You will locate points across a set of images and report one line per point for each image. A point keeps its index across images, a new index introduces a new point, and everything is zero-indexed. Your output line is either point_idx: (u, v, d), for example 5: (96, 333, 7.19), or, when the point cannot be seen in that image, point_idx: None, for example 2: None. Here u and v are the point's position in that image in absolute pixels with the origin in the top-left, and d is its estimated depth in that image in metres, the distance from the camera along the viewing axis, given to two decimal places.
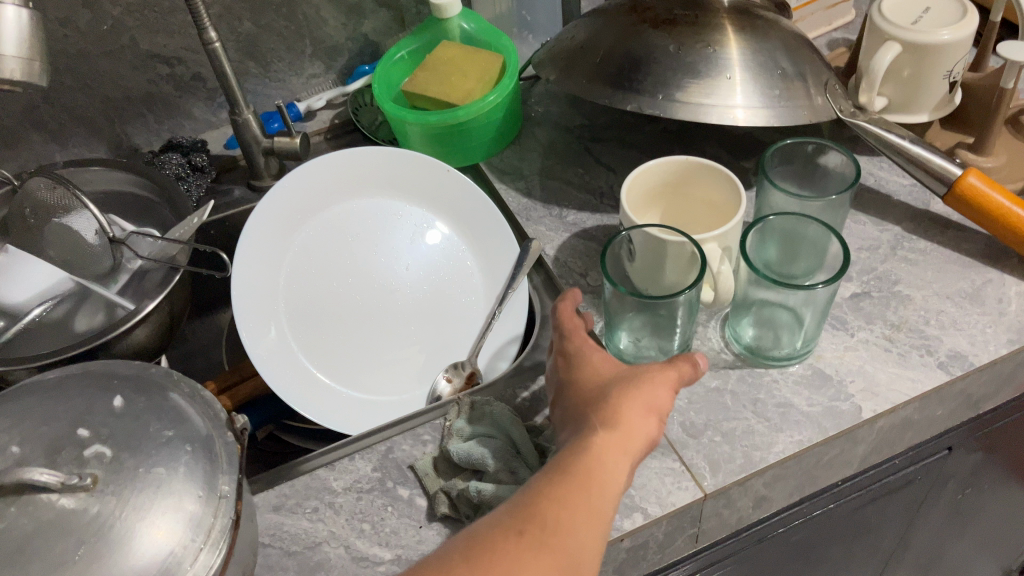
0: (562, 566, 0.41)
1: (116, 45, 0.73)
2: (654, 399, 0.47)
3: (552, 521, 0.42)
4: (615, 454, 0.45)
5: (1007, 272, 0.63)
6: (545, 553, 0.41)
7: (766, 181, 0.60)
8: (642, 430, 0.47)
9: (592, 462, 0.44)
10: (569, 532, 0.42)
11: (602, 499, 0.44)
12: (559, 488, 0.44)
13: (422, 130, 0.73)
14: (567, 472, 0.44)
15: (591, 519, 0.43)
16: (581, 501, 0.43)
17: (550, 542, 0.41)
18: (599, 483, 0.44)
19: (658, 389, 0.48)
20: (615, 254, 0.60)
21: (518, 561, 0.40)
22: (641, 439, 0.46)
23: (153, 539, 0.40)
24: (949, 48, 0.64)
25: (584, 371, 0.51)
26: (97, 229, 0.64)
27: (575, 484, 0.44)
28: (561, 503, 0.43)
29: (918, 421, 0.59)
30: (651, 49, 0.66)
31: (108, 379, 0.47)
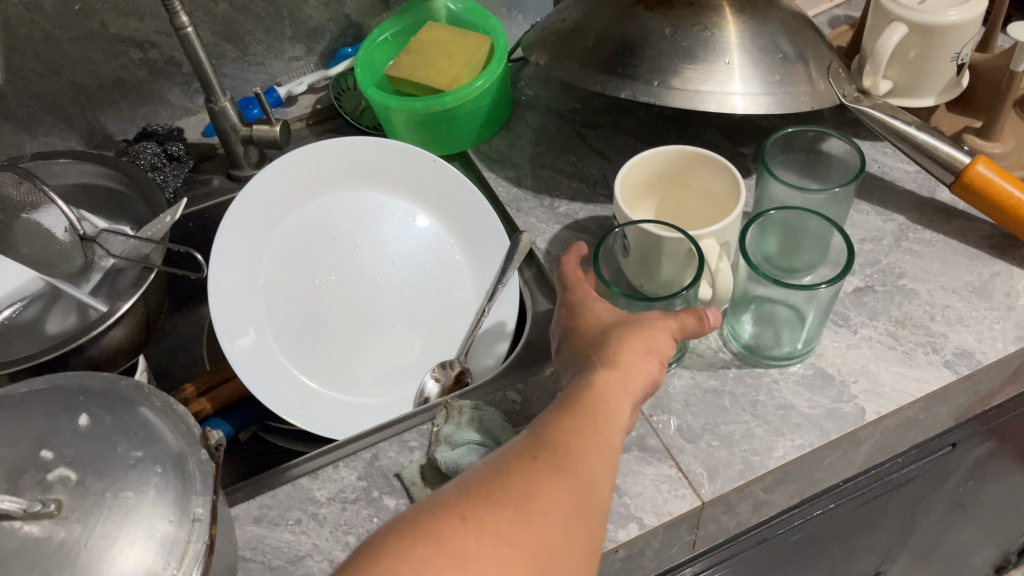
0: (581, 486, 0.39)
1: (85, 29, 0.70)
2: (657, 343, 0.47)
3: (565, 448, 0.41)
4: (618, 390, 0.45)
5: (1016, 265, 0.60)
6: (564, 472, 0.40)
7: (766, 172, 0.58)
8: (643, 370, 0.46)
9: (596, 399, 0.44)
10: (583, 459, 0.41)
11: (610, 433, 0.43)
12: (569, 420, 0.43)
13: (407, 118, 0.70)
14: (574, 408, 0.43)
15: (601, 450, 0.42)
16: (590, 432, 0.42)
17: (566, 465, 0.40)
18: (606, 416, 0.43)
19: (660, 334, 0.47)
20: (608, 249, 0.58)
21: (537, 482, 0.38)
22: (644, 380, 0.46)
23: (122, 568, 0.38)
24: (958, 29, 0.61)
25: (583, 320, 0.50)
26: (67, 225, 0.62)
27: (585, 416, 0.43)
28: (572, 433, 0.42)
29: (922, 421, 0.57)
30: (646, 32, 0.63)
31: (74, 395, 0.45)
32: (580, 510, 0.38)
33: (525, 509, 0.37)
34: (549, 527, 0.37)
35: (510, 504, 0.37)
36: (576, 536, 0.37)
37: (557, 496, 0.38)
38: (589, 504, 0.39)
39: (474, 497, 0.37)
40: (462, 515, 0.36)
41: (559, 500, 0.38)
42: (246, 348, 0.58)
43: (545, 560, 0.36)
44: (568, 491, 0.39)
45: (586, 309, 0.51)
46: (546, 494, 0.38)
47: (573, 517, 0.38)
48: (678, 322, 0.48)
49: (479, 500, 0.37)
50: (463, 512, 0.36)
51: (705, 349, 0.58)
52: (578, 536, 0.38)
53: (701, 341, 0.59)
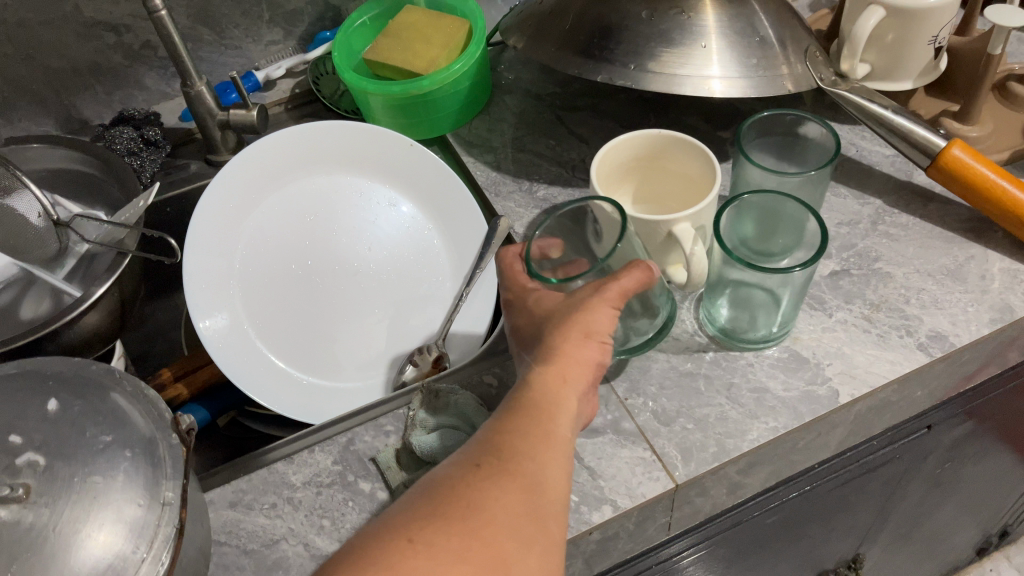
0: (528, 487, 0.40)
1: (58, 13, 0.69)
2: (596, 318, 0.47)
3: (509, 453, 0.42)
4: (559, 381, 0.45)
5: (991, 248, 0.61)
6: (508, 477, 0.40)
7: (742, 156, 0.58)
8: (583, 356, 0.46)
9: (537, 396, 0.45)
10: (530, 460, 0.41)
11: (555, 426, 0.44)
12: (512, 423, 0.44)
13: (385, 102, 0.69)
14: (515, 411, 0.44)
15: (548, 445, 0.43)
16: (535, 431, 0.43)
17: (512, 469, 0.41)
18: (550, 411, 0.44)
19: (597, 310, 0.47)
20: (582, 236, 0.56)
21: (484, 492, 0.39)
22: (587, 368, 0.46)
23: (92, 552, 0.38)
24: (936, 12, 0.61)
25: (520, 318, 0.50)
26: (40, 211, 0.61)
27: (527, 416, 0.44)
28: (516, 435, 0.43)
29: (896, 403, 0.58)
30: (622, 15, 0.62)
31: (42, 380, 0.44)
32: (529, 514, 0.39)
33: (474, 523, 0.38)
34: (501, 537, 0.38)
35: (457, 520, 0.38)
36: (531, 540, 0.38)
37: (505, 503, 0.39)
38: (540, 503, 0.40)
39: (423, 517, 0.38)
40: (409, 537, 0.37)
41: (509, 507, 0.39)
42: (219, 333, 0.58)
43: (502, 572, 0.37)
44: (514, 496, 0.40)
45: (524, 303, 0.51)
46: (491, 506, 0.39)
47: (524, 521, 0.39)
48: (617, 288, 0.48)
49: (427, 520, 0.38)
50: (411, 535, 0.37)
51: (681, 333, 0.59)
52: (533, 541, 0.38)
53: (677, 325, 0.59)
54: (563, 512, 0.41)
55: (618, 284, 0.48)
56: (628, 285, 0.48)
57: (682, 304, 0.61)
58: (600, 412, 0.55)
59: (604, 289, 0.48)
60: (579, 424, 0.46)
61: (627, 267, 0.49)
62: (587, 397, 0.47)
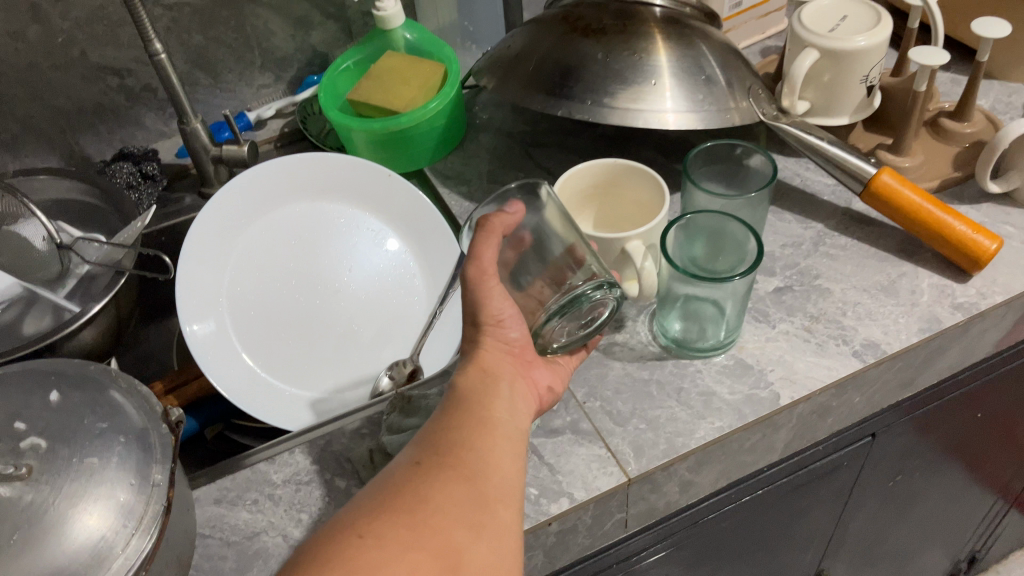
0: (470, 477, 0.43)
1: (66, 58, 0.76)
2: (487, 301, 0.49)
3: (450, 448, 0.44)
4: (483, 376, 0.49)
5: (921, 265, 0.66)
6: (450, 471, 0.43)
7: (689, 182, 0.63)
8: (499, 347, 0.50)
9: (469, 393, 0.48)
10: (469, 453, 0.44)
11: (492, 418, 0.47)
12: (451, 421, 0.46)
13: (367, 137, 0.75)
14: (452, 408, 0.47)
15: (486, 437, 0.45)
16: (472, 426, 0.46)
17: (452, 463, 0.43)
18: (484, 405, 0.47)
19: (483, 292, 0.50)
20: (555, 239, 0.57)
21: (428, 485, 0.42)
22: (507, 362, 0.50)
23: (88, 524, 0.42)
24: (864, 54, 0.68)
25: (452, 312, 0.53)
26: (45, 235, 0.66)
27: (463, 413, 0.46)
28: (454, 431, 0.45)
29: (836, 408, 0.62)
30: (581, 57, 0.69)
31: (46, 376, 0.49)
32: (474, 503, 0.42)
33: (418, 515, 0.40)
34: (447, 524, 0.40)
35: (403, 513, 0.40)
36: (479, 526, 0.41)
37: (449, 494, 0.42)
38: (482, 491, 0.43)
39: (369, 513, 0.40)
40: (357, 532, 0.39)
41: (452, 498, 0.41)
42: (205, 337, 0.63)
43: (451, 559, 0.39)
44: (457, 487, 0.42)
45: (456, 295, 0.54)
46: (435, 497, 0.41)
47: (470, 509, 0.41)
48: (485, 259, 0.50)
49: (373, 516, 0.40)
50: (359, 530, 0.39)
51: (636, 343, 0.63)
52: (482, 526, 0.41)
53: (633, 336, 0.64)
54: (509, 497, 0.44)
55: (488, 249, 0.50)
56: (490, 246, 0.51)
57: (637, 318, 0.65)
58: (561, 415, 0.59)
59: (475, 271, 0.50)
60: (518, 412, 0.48)
61: (480, 234, 0.51)
62: (518, 381, 0.50)
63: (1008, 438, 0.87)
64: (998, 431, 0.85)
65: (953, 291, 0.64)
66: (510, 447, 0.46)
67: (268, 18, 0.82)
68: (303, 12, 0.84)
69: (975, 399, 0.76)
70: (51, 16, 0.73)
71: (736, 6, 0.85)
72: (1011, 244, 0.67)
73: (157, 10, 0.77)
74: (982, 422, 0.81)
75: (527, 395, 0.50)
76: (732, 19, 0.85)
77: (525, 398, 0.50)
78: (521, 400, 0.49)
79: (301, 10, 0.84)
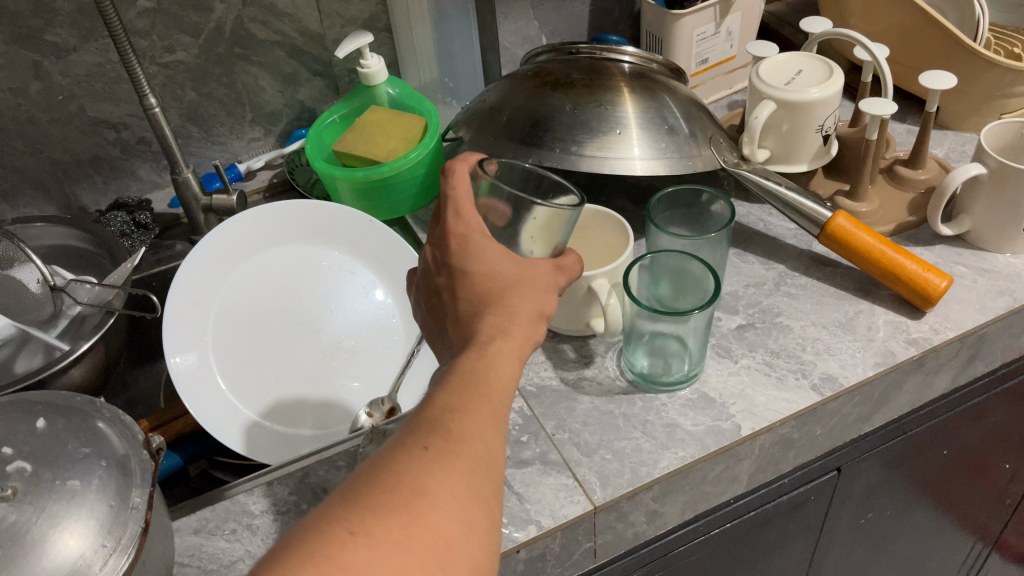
0: (474, 468, 0.39)
1: (65, 112, 0.80)
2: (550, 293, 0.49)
3: (458, 430, 0.40)
4: (505, 354, 0.44)
5: (877, 303, 0.69)
6: (455, 458, 0.39)
7: (653, 225, 0.67)
8: (531, 327, 0.47)
9: (489, 368, 0.43)
10: (476, 440, 0.40)
11: (503, 401, 0.43)
12: (465, 396, 0.42)
13: (351, 186, 0.79)
14: (467, 380, 0.42)
15: (495, 423, 0.42)
16: (487, 409, 0.42)
17: (458, 448, 0.39)
18: (498, 385, 0.43)
19: (550, 280, 0.49)
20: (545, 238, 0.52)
21: (430, 475, 0.38)
22: (528, 340, 0.46)
23: (67, 544, 0.44)
24: (818, 104, 0.72)
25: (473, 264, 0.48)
26: (40, 279, 0.69)
27: (479, 388, 0.42)
28: (464, 411, 0.41)
29: (798, 440, 0.64)
30: (551, 109, 0.73)
31: (34, 406, 0.52)
32: (473, 499, 0.38)
33: (416, 509, 0.36)
34: (444, 523, 0.37)
35: (399, 505, 0.36)
36: (474, 528, 0.38)
37: (451, 487, 0.38)
38: (482, 484, 0.39)
39: (360, 503, 0.36)
40: (350, 527, 0.35)
41: (454, 491, 0.38)
42: (187, 369, 0.65)
43: (443, 563, 0.36)
44: (459, 479, 0.38)
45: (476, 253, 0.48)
46: (436, 490, 0.37)
47: (469, 507, 0.38)
48: (564, 265, 0.51)
49: (365, 509, 0.36)
50: (351, 524, 0.35)
51: (603, 378, 0.66)
52: (477, 525, 0.38)
53: (601, 371, 0.66)
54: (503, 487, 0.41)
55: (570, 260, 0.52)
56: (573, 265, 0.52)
57: (606, 354, 0.68)
58: (530, 446, 0.61)
59: (558, 261, 0.51)
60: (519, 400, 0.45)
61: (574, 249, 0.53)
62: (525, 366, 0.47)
63: (980, 478, 0.89)
64: (969, 469, 0.87)
65: (908, 327, 0.67)
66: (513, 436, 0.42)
67: (257, 75, 0.88)
68: (292, 71, 0.90)
69: (940, 435, 0.78)
70: (52, 74, 0.78)
71: (702, 63, 0.90)
72: (963, 283, 0.70)
73: (153, 68, 0.82)
74: (951, 460, 0.83)
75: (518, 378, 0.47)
76: (698, 75, 0.91)
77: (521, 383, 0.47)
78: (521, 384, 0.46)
79: (290, 67, 0.89)
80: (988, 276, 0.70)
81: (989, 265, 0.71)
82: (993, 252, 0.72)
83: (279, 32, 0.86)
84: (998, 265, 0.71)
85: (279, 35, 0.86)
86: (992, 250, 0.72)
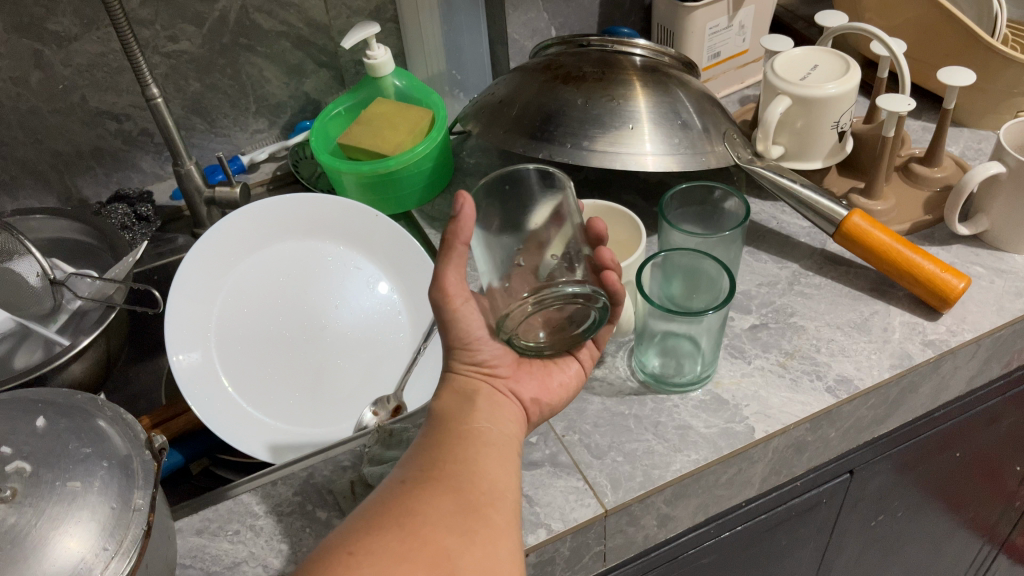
0: (457, 486, 0.45)
1: (66, 103, 0.79)
2: (460, 322, 0.51)
3: (436, 464, 0.47)
4: (459, 398, 0.52)
5: (893, 304, 0.68)
6: (437, 483, 0.45)
7: (665, 222, 0.66)
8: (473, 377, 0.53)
9: (449, 414, 0.51)
10: (452, 467, 0.46)
11: (471, 430, 0.50)
12: (439, 440, 0.49)
13: (356, 179, 0.78)
14: (439, 430, 0.50)
15: (469, 450, 0.48)
16: (458, 440, 0.49)
17: (436, 477, 0.45)
18: (466, 422, 0.50)
19: (449, 314, 0.51)
20: (518, 199, 0.53)
21: (416, 500, 0.44)
22: (469, 385, 0.53)
23: (68, 546, 0.43)
24: (834, 100, 0.71)
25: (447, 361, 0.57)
26: (39, 271, 0.68)
27: (449, 432, 0.50)
28: (440, 448, 0.48)
29: (811, 443, 0.63)
30: (562, 103, 0.71)
31: (33, 404, 0.50)
32: (464, 511, 0.43)
33: (408, 527, 0.42)
34: (437, 533, 0.42)
35: (393, 527, 0.42)
36: (472, 533, 0.43)
37: (438, 506, 0.43)
38: (470, 498, 0.44)
39: (357, 532, 0.41)
40: (349, 549, 0.40)
41: (442, 508, 0.43)
42: (191, 367, 0.64)
43: (444, 567, 0.40)
44: (445, 499, 0.44)
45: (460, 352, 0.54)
46: (424, 510, 0.43)
47: (460, 517, 0.43)
48: (453, 289, 0.50)
49: (362, 534, 0.41)
50: (350, 546, 0.40)
51: (614, 378, 0.64)
52: (474, 534, 0.43)
53: (611, 371, 0.65)
54: (499, 495, 0.46)
55: (451, 276, 0.50)
56: (453, 274, 0.50)
57: (617, 353, 0.67)
58: (539, 447, 0.60)
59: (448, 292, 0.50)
60: (500, 423, 0.51)
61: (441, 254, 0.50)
62: (498, 397, 0.53)
63: (991, 481, 0.88)
64: (980, 473, 0.86)
65: (924, 328, 0.65)
66: (496, 454, 0.48)
67: (262, 66, 0.86)
68: (296, 62, 0.88)
69: (952, 439, 0.77)
70: (54, 63, 0.76)
71: (714, 57, 0.88)
72: (980, 283, 0.68)
73: (155, 58, 0.80)
74: (962, 463, 0.82)
75: (508, 409, 0.53)
76: (711, 69, 0.89)
77: (506, 411, 0.53)
78: (501, 411, 0.52)
79: (296, 58, 0.88)
80: (1005, 277, 0.69)
81: (1006, 265, 0.70)
82: (1010, 253, 0.71)
83: (284, 23, 0.84)
84: (1016, 266, 0.70)
85: (285, 25, 0.85)
86: (1010, 251, 0.71)
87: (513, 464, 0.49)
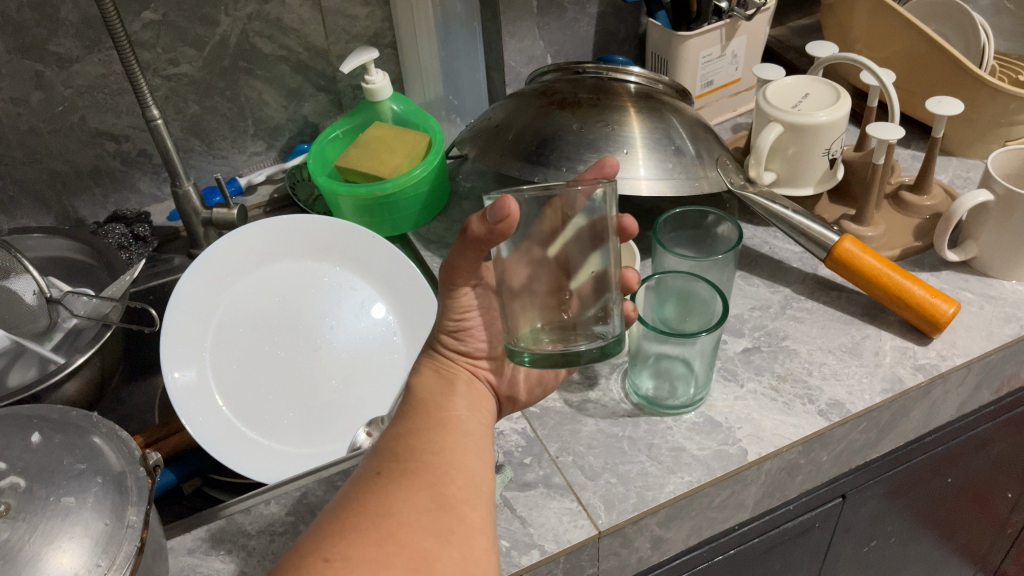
0: (432, 479, 0.45)
1: (66, 124, 0.80)
2: (454, 308, 0.54)
3: (408, 453, 0.47)
4: (440, 379, 0.55)
5: (884, 328, 0.68)
6: (410, 475, 0.45)
7: (659, 245, 0.67)
8: (454, 363, 0.56)
9: (423, 395, 0.53)
10: (429, 459, 0.47)
11: (444, 417, 0.51)
12: (412, 425, 0.50)
13: (353, 202, 0.79)
14: (415, 412, 0.51)
15: (446, 440, 0.49)
16: (432, 425, 0.50)
17: (412, 470, 0.46)
18: (439, 408, 0.52)
19: (450, 298, 0.54)
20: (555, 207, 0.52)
21: (392, 497, 0.44)
22: (444, 368, 0.56)
23: (60, 564, 0.42)
24: (825, 127, 0.72)
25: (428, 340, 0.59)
26: (35, 290, 0.68)
27: (422, 417, 0.51)
28: (414, 435, 0.49)
29: (804, 466, 0.63)
30: (557, 128, 0.72)
31: (27, 420, 0.50)
32: (438, 510, 0.44)
33: (386, 528, 0.42)
34: (415, 533, 0.42)
35: (369, 527, 0.42)
36: (448, 533, 0.43)
37: (414, 502, 0.44)
38: (446, 494, 0.45)
39: (333, 534, 0.42)
40: (324, 555, 0.40)
41: (418, 505, 0.44)
42: (186, 386, 0.65)
43: (420, 569, 0.41)
44: (419, 494, 0.44)
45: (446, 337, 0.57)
46: (400, 507, 0.43)
47: (436, 516, 0.43)
48: (461, 275, 0.52)
49: (338, 535, 0.41)
50: (325, 553, 0.40)
51: (608, 401, 0.65)
52: (450, 533, 0.43)
53: (605, 394, 0.65)
54: (474, 490, 0.47)
55: (465, 262, 0.51)
56: (466, 260, 0.51)
57: (610, 375, 0.67)
58: (534, 468, 0.60)
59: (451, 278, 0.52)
60: (477, 413, 0.53)
61: (460, 243, 0.49)
62: (474, 383, 0.56)
63: (982, 508, 0.88)
64: (972, 499, 0.86)
65: (915, 353, 0.66)
66: (469, 443, 0.50)
67: (261, 89, 0.87)
68: (295, 86, 0.89)
69: (944, 465, 0.78)
70: (54, 84, 0.77)
71: (708, 85, 0.90)
72: (970, 309, 0.69)
73: (156, 80, 0.81)
74: (954, 489, 0.83)
75: (482, 397, 0.56)
76: (705, 96, 0.91)
77: (482, 400, 0.55)
78: (477, 399, 0.55)
79: (294, 82, 0.89)
80: (995, 303, 0.70)
81: (995, 291, 0.71)
82: (1000, 279, 0.72)
83: (284, 47, 0.86)
84: (1004, 292, 0.71)
85: (284, 50, 0.86)
86: (998, 277, 0.72)
87: (486, 454, 0.50)
